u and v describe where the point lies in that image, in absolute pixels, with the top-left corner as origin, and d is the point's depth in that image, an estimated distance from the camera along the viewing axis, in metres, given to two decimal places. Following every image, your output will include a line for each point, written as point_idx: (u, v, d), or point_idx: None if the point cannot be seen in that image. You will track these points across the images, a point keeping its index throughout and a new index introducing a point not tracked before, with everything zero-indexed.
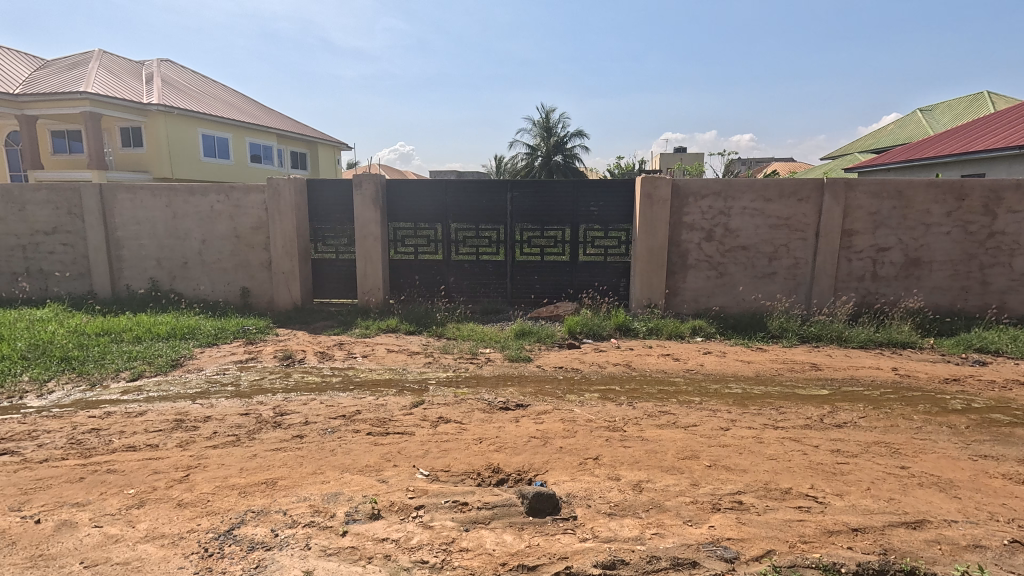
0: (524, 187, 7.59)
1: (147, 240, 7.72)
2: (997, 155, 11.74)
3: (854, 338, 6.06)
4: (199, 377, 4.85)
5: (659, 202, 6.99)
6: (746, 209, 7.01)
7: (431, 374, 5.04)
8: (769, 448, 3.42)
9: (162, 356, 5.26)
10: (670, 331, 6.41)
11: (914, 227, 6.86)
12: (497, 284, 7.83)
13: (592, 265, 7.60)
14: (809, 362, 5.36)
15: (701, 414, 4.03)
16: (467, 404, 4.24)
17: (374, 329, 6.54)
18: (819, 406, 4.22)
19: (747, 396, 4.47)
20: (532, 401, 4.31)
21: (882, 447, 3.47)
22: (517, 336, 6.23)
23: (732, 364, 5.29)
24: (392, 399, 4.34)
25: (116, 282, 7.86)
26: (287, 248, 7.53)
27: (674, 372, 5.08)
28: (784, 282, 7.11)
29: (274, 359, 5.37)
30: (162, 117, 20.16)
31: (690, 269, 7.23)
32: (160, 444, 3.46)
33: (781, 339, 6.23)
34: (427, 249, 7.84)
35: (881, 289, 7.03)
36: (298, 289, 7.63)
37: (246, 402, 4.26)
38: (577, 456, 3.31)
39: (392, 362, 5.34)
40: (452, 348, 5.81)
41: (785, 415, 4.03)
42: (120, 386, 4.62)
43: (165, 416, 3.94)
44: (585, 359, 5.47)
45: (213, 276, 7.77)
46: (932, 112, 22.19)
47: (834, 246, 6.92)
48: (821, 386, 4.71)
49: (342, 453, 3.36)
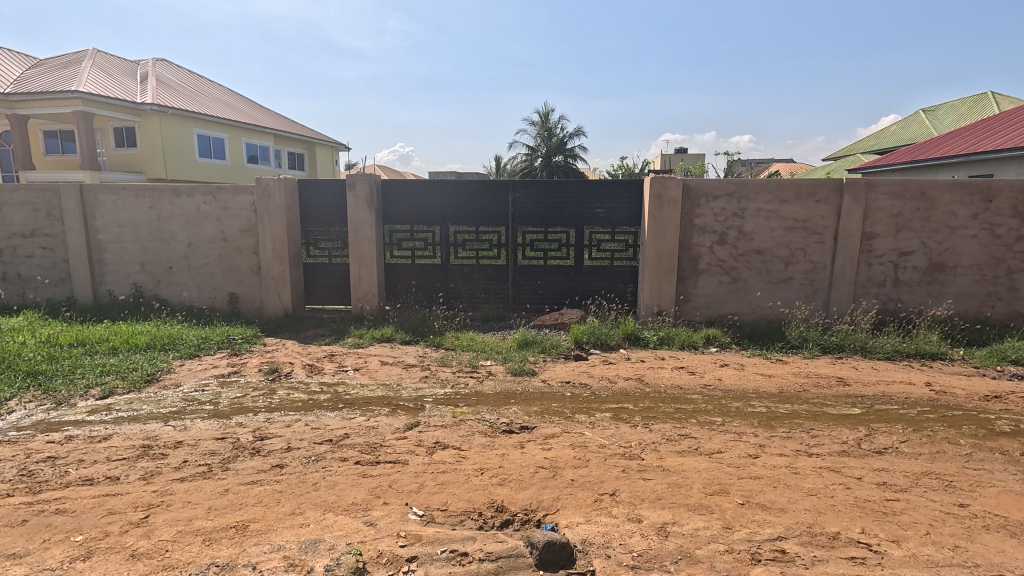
0: (526, 187, 7.22)
1: (131, 243, 7.34)
2: (998, 155, 11.42)
3: (880, 348, 5.69)
4: (175, 394, 4.46)
5: (669, 203, 6.61)
6: (761, 211, 6.64)
7: (428, 390, 4.63)
8: (806, 481, 3.04)
9: (137, 370, 4.87)
10: (683, 341, 6.03)
11: (938, 229, 6.49)
12: (499, 289, 7.45)
13: (598, 269, 7.22)
14: (835, 376, 4.98)
15: (725, 439, 3.64)
16: (467, 426, 3.85)
17: (368, 338, 6.15)
18: (854, 428, 3.84)
19: (774, 416, 4.08)
20: (539, 423, 3.92)
21: (933, 479, 3.08)
22: (519, 346, 5.85)
23: (752, 378, 4.90)
24: (384, 420, 3.95)
25: (97, 288, 7.47)
26: (277, 250, 7.15)
27: (691, 388, 4.67)
28: (801, 288, 6.74)
29: (258, 374, 4.97)
30: (157, 117, 19.78)
31: (702, 274, 6.85)
32: (122, 477, 3.07)
33: (801, 349, 5.85)
34: (424, 252, 7.46)
35: (903, 295, 6.65)
36: (289, 295, 7.24)
37: (224, 424, 3.87)
38: (592, 492, 2.92)
39: (386, 377, 4.95)
40: (452, 360, 5.42)
41: (818, 440, 3.64)
42: (88, 405, 4.22)
43: (131, 442, 3.54)
44: (594, 373, 5.07)
45: (199, 281, 7.39)
46: (935, 112, 21.90)
47: (854, 249, 6.55)
48: (853, 405, 4.32)
49: (326, 487, 2.97)
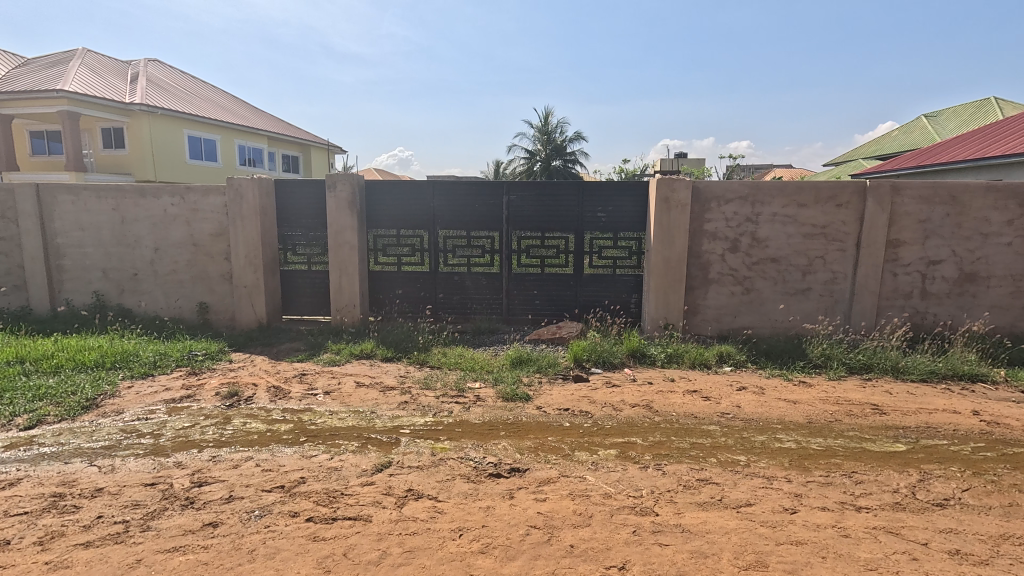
0: (523, 189, 6.65)
1: (92, 248, 6.76)
2: (994, 162, 11.13)
3: (913, 369, 5.12)
4: (113, 424, 3.86)
5: (676, 206, 6.05)
6: (777, 216, 6.08)
7: (407, 420, 4.03)
8: (862, 549, 2.45)
9: (76, 394, 4.27)
10: (693, 359, 5.43)
11: (969, 237, 5.94)
12: (491, 299, 6.88)
13: (599, 278, 6.66)
14: (868, 403, 4.39)
15: (752, 486, 3.06)
16: (447, 468, 3.26)
17: (346, 355, 5.55)
18: (903, 471, 3.25)
19: (806, 455, 3.49)
20: (532, 464, 3.32)
21: (1017, 546, 2.50)
22: (512, 364, 5.28)
23: (775, 405, 4.32)
24: (350, 460, 3.35)
25: (55, 297, 6.87)
26: (250, 257, 6.56)
27: (706, 417, 4.09)
28: (820, 300, 6.18)
29: (215, 399, 4.35)
30: (145, 116, 19.19)
31: (712, 284, 6.29)
32: (12, 542, 2.47)
33: (825, 369, 5.28)
34: (411, 258, 6.89)
35: (931, 308, 6.09)
36: (263, 305, 6.65)
37: (159, 465, 3.27)
38: (596, 565, 2.34)
39: (359, 403, 4.35)
40: (436, 382, 4.82)
41: (864, 488, 3.06)
42: (8, 438, 3.62)
43: (41, 490, 2.94)
44: (596, 399, 4.46)
45: (167, 289, 6.80)
46: (937, 117, 21.50)
47: (878, 258, 5.99)
48: (896, 440, 3.73)
49: (264, 558, 2.37)
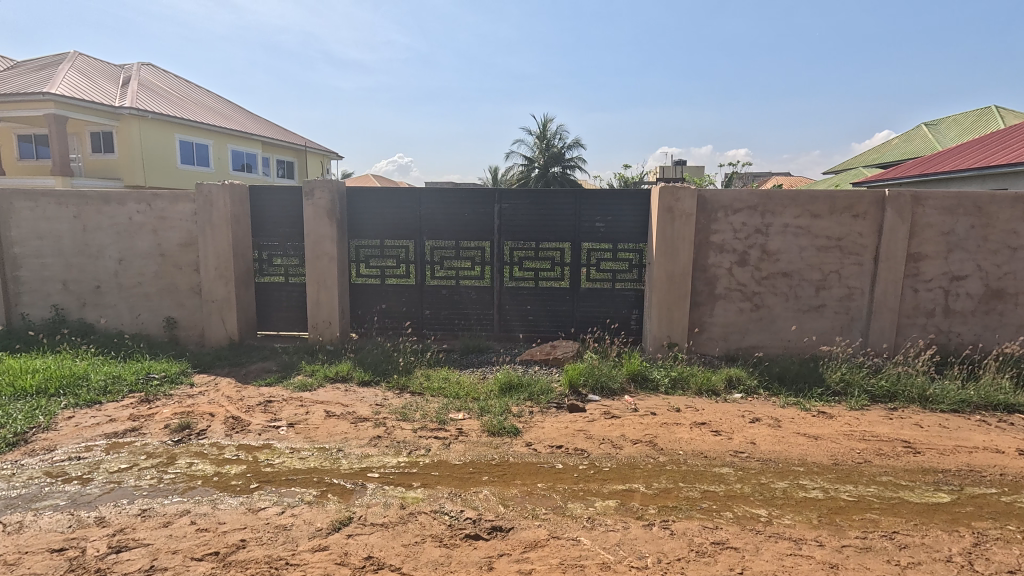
0: (516, 196, 6.18)
1: (51, 258, 6.28)
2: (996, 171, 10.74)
3: (943, 398, 4.64)
4: (38, 466, 3.36)
5: (681, 217, 5.59)
6: (788, 227, 5.62)
7: (377, 460, 3.53)
8: None
9: (4, 427, 3.77)
10: (700, 385, 4.95)
11: (996, 250, 5.48)
12: (482, 315, 6.40)
13: (597, 293, 6.19)
14: (899, 439, 3.90)
15: (777, 553, 2.57)
16: (416, 526, 2.77)
17: (319, 378, 5.06)
18: (952, 532, 2.77)
19: (836, 508, 3.00)
20: (517, 521, 2.83)
21: None
22: (501, 391, 4.78)
23: (794, 442, 3.84)
24: (303, 515, 2.84)
25: (11, 310, 6.39)
26: (221, 269, 6.08)
27: (718, 457, 3.60)
28: (836, 318, 5.71)
29: (162, 433, 3.85)
30: (136, 120, 18.75)
31: (719, 300, 5.82)
32: None
33: (845, 397, 4.80)
34: (396, 270, 6.42)
35: (955, 327, 5.63)
36: (235, 321, 6.16)
37: (78, 521, 2.77)
38: None
39: (325, 438, 3.84)
40: (414, 413, 4.32)
41: (911, 555, 2.56)
42: None
43: None
44: (592, 434, 3.97)
45: (131, 303, 6.32)
46: (937, 125, 21.15)
47: (899, 273, 5.52)
48: (937, 487, 3.24)
49: None
